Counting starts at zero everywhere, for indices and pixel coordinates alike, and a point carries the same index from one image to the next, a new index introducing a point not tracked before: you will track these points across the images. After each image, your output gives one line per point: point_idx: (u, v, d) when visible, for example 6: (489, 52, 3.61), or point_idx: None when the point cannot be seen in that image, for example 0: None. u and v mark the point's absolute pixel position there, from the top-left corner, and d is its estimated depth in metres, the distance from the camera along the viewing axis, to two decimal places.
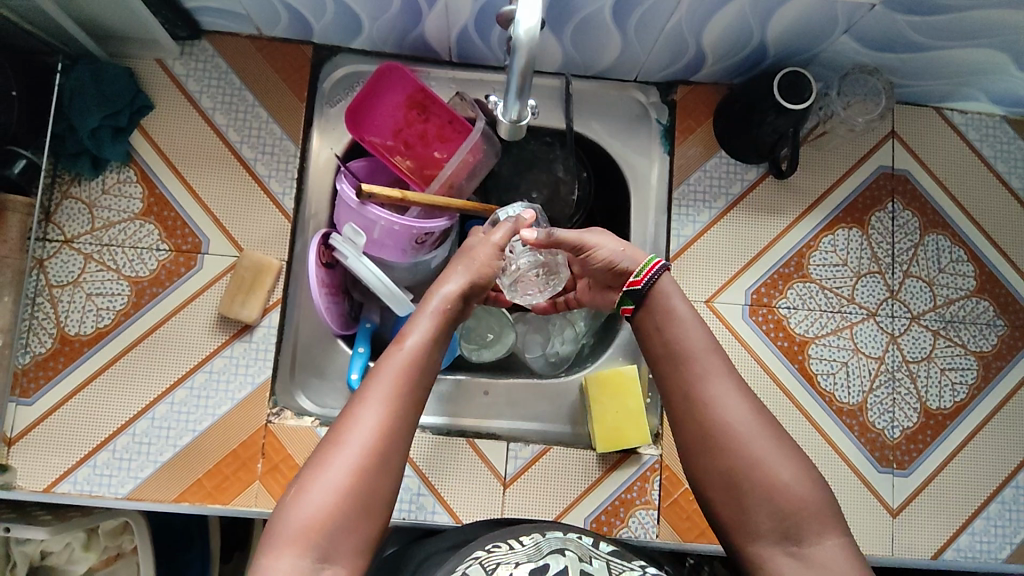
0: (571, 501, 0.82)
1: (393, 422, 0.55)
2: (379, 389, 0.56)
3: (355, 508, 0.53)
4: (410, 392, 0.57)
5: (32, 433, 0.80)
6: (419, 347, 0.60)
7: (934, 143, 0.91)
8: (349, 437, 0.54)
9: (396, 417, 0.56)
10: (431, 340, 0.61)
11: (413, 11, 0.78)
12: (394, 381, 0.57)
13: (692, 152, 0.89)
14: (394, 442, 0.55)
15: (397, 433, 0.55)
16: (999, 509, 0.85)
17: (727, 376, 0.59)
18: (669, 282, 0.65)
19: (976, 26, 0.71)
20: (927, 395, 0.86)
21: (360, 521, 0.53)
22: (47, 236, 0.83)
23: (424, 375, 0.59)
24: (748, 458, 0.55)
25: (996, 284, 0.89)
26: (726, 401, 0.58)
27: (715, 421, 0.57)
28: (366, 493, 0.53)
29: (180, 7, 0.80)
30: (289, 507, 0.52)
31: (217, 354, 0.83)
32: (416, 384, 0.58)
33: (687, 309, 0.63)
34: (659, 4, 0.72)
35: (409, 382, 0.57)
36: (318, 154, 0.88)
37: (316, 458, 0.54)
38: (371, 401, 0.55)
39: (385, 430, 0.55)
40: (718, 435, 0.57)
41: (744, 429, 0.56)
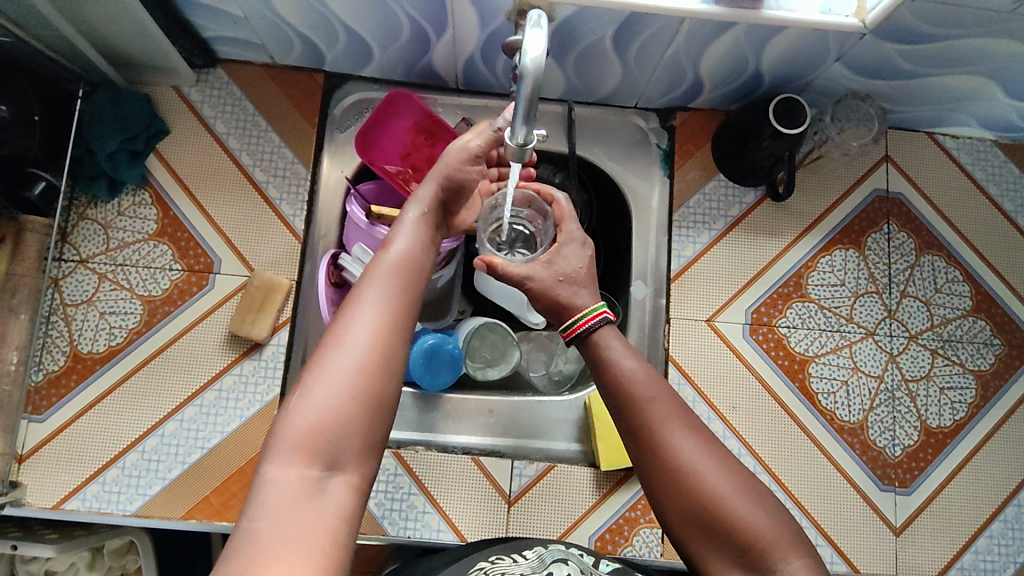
0: (576, 520, 0.83)
1: (393, 312, 0.53)
2: (374, 281, 0.54)
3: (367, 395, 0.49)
4: (407, 283, 0.56)
5: (43, 450, 0.81)
6: (405, 250, 0.59)
7: (927, 167, 0.93)
8: (347, 327, 0.51)
9: (395, 311, 0.53)
10: (416, 245, 0.60)
11: (422, 40, 0.81)
12: (390, 273, 0.55)
13: (691, 176, 0.92)
14: (398, 329, 0.52)
15: (398, 319, 0.53)
16: (1002, 527, 0.85)
17: (670, 418, 0.59)
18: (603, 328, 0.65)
19: (964, 54, 0.74)
20: (927, 414, 0.87)
21: (369, 422, 0.49)
22: (63, 256, 0.85)
23: (416, 272, 0.57)
24: (704, 499, 0.55)
25: (992, 303, 0.91)
26: (672, 445, 0.58)
27: (670, 468, 0.57)
28: (370, 393, 0.49)
29: (197, 36, 0.84)
30: (290, 413, 0.48)
31: (226, 372, 0.84)
32: (409, 279, 0.56)
33: (627, 354, 0.63)
34: (658, 34, 0.75)
35: (403, 278, 0.56)
36: (328, 176, 0.92)
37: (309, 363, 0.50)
38: (368, 297, 0.53)
39: (386, 319, 0.52)
40: (675, 481, 0.57)
41: (695, 471, 0.56)
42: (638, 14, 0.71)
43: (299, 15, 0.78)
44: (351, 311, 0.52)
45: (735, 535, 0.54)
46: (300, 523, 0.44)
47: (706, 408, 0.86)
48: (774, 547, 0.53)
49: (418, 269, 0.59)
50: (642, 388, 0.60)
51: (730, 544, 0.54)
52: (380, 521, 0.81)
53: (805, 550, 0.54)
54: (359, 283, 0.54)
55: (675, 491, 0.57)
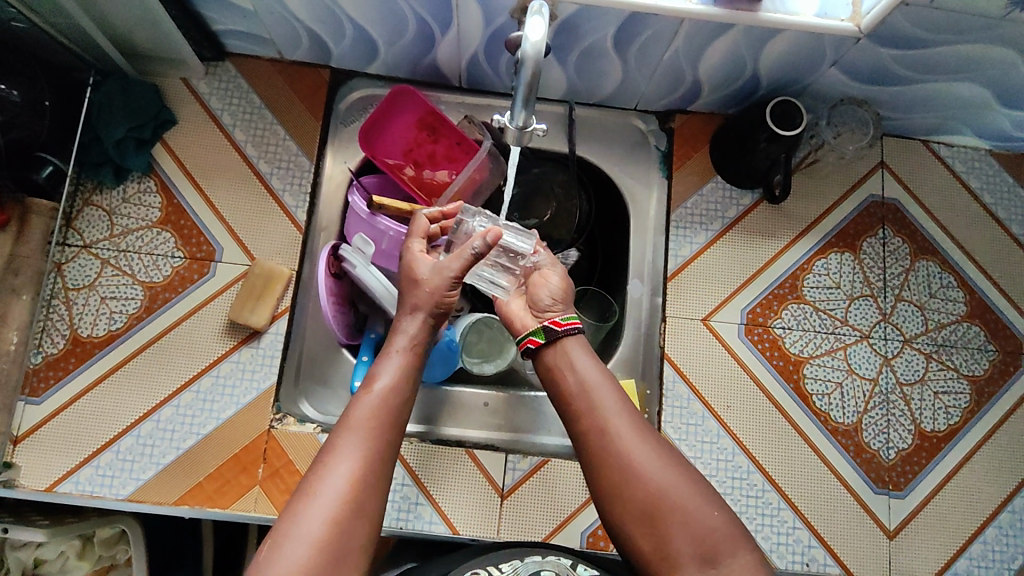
0: (568, 517, 0.83)
1: (366, 482, 0.58)
2: (349, 437, 0.60)
3: (338, 563, 0.54)
4: (380, 438, 0.61)
5: (40, 431, 0.82)
6: (388, 388, 0.65)
7: (922, 175, 0.95)
8: (322, 488, 0.56)
9: (367, 474, 0.58)
10: (400, 377, 0.66)
11: (427, 38, 0.83)
12: (365, 428, 0.61)
13: (690, 178, 0.93)
14: (367, 511, 0.57)
15: (369, 488, 0.58)
16: (996, 534, 0.85)
17: (631, 425, 0.64)
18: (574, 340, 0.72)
19: (958, 61, 0.76)
20: (921, 417, 0.88)
21: (345, 528, 0.56)
22: (67, 241, 0.85)
23: (393, 418, 0.63)
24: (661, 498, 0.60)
25: (986, 310, 0.91)
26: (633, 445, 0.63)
27: (622, 466, 0.62)
28: (353, 528, 0.56)
29: (207, 28, 0.86)
30: (268, 560, 0.53)
31: (224, 359, 0.85)
32: (388, 429, 0.62)
33: (587, 362, 0.69)
34: (658, 34, 0.76)
35: (379, 432, 0.61)
36: (332, 171, 0.92)
37: (311, 467, 0.59)
38: (350, 441, 0.60)
39: (358, 496, 0.57)
40: (626, 483, 0.61)
41: (650, 475, 0.61)
42: (638, 14, 0.73)
43: (307, 9, 0.79)
44: (334, 455, 0.59)
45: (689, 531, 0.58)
46: None
47: (700, 406, 0.86)
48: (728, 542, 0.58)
49: (399, 406, 0.64)
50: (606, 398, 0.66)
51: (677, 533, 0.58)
52: None
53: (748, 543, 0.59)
54: (338, 435, 0.61)
55: (627, 496, 0.61)
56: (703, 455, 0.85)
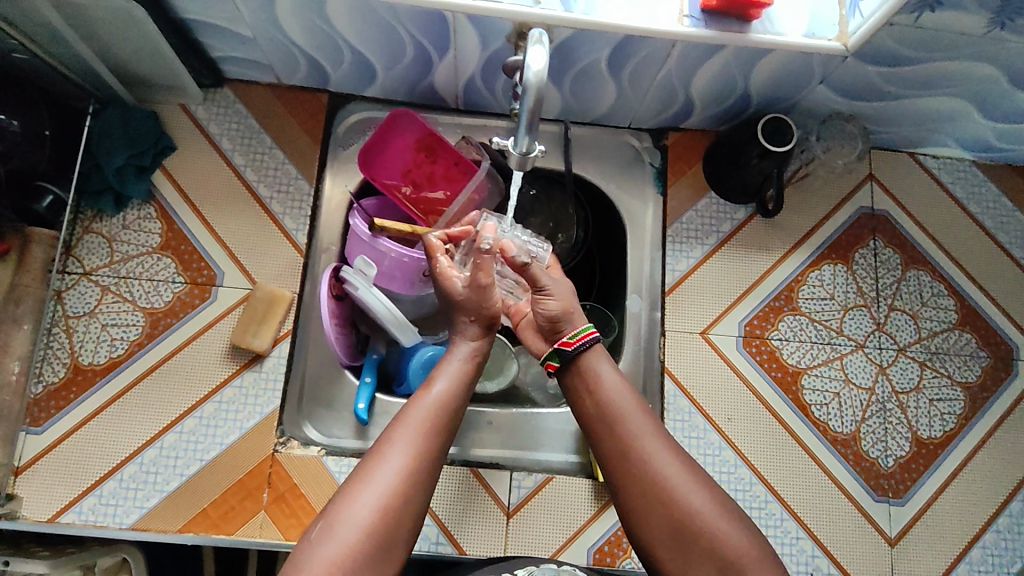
0: (574, 533, 0.83)
1: (416, 481, 0.61)
2: (405, 433, 0.63)
3: (381, 551, 0.58)
4: (433, 437, 0.64)
5: (41, 461, 0.81)
6: (446, 397, 0.68)
7: (909, 186, 0.97)
8: (376, 478, 0.60)
9: (420, 471, 0.62)
10: (456, 385, 0.70)
11: (424, 61, 0.84)
12: (422, 427, 0.64)
13: (684, 194, 0.95)
14: (414, 506, 0.60)
15: (419, 485, 0.61)
16: (995, 538, 0.86)
17: (656, 436, 0.66)
18: (598, 351, 0.73)
19: (941, 76, 0.78)
20: (917, 425, 0.89)
21: (394, 518, 0.59)
22: (67, 269, 0.86)
23: (446, 424, 0.66)
24: (682, 514, 0.61)
25: (977, 317, 0.93)
26: (659, 459, 0.64)
27: (649, 481, 0.64)
28: (398, 523, 0.59)
29: (206, 56, 0.86)
30: (315, 543, 0.57)
31: (227, 384, 0.85)
32: (441, 431, 0.65)
33: (611, 372, 0.71)
34: (651, 55, 0.78)
35: (433, 436, 0.64)
36: (331, 193, 0.93)
37: (368, 456, 0.62)
38: (405, 439, 0.63)
39: (408, 490, 0.60)
40: (660, 500, 0.63)
41: (676, 487, 0.63)
42: (632, 36, 0.75)
43: (306, 36, 0.81)
44: (390, 449, 0.62)
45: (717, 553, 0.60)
46: None
47: (702, 419, 0.87)
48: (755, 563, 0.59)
49: (454, 414, 0.68)
50: (626, 409, 0.68)
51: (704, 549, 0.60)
52: None
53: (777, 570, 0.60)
54: (393, 431, 0.64)
55: (656, 503, 0.63)
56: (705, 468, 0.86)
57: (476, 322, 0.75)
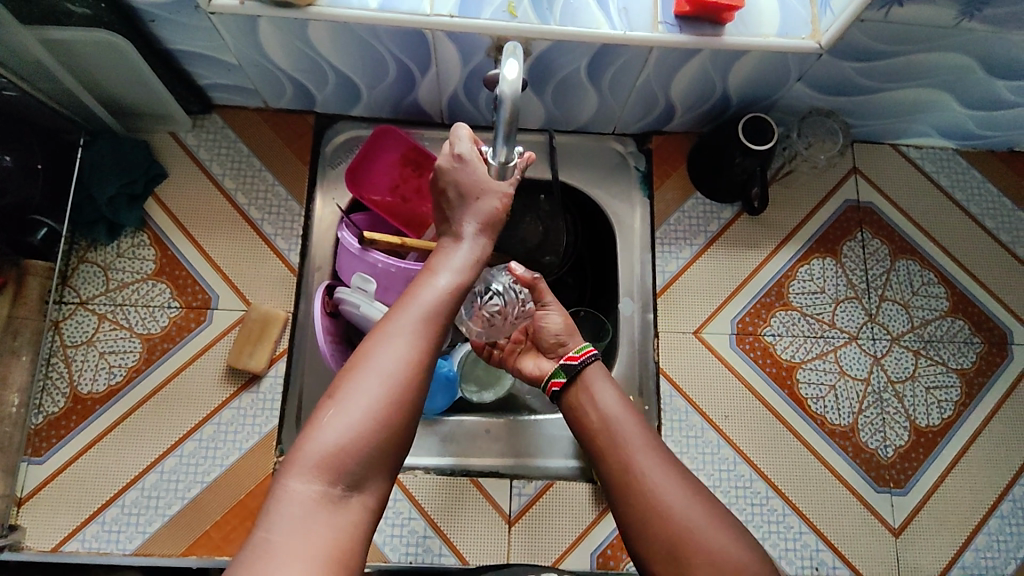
0: (576, 538, 0.83)
1: (423, 363, 0.55)
2: (404, 321, 0.57)
3: (386, 442, 0.52)
4: (435, 326, 0.58)
5: (43, 491, 0.82)
6: (453, 283, 0.61)
7: (894, 177, 0.98)
8: (375, 365, 0.54)
9: (424, 355, 0.56)
10: (465, 275, 0.63)
11: (407, 79, 0.86)
12: (425, 317, 0.58)
13: (670, 196, 0.96)
14: (419, 391, 0.55)
15: (424, 368, 0.55)
16: (999, 524, 0.86)
17: (657, 452, 0.64)
18: (599, 367, 0.73)
19: (915, 68, 0.79)
20: (915, 413, 0.89)
21: (405, 406, 0.53)
22: (63, 299, 0.87)
23: (447, 314, 0.60)
24: (681, 531, 0.59)
25: (968, 304, 0.94)
26: (660, 477, 0.62)
27: (649, 497, 0.61)
28: (407, 414, 0.53)
29: (193, 84, 0.88)
30: (310, 432, 0.51)
31: (225, 406, 0.86)
32: (444, 321, 0.59)
33: (613, 391, 0.70)
34: (629, 62, 0.79)
35: (436, 324, 0.58)
36: (322, 212, 0.94)
37: (366, 340, 0.56)
38: (406, 325, 0.56)
39: (413, 376, 0.54)
40: (660, 517, 0.60)
41: (677, 502, 0.60)
42: (608, 45, 0.76)
43: (289, 60, 0.82)
44: (390, 333, 0.56)
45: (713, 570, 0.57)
46: (313, 529, 0.48)
47: (699, 418, 0.88)
48: None
49: (456, 303, 0.61)
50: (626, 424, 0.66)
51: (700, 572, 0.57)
52: (381, 548, 0.82)
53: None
54: (393, 316, 0.57)
55: (656, 520, 0.60)
56: (705, 467, 0.86)
57: (485, 223, 0.67)
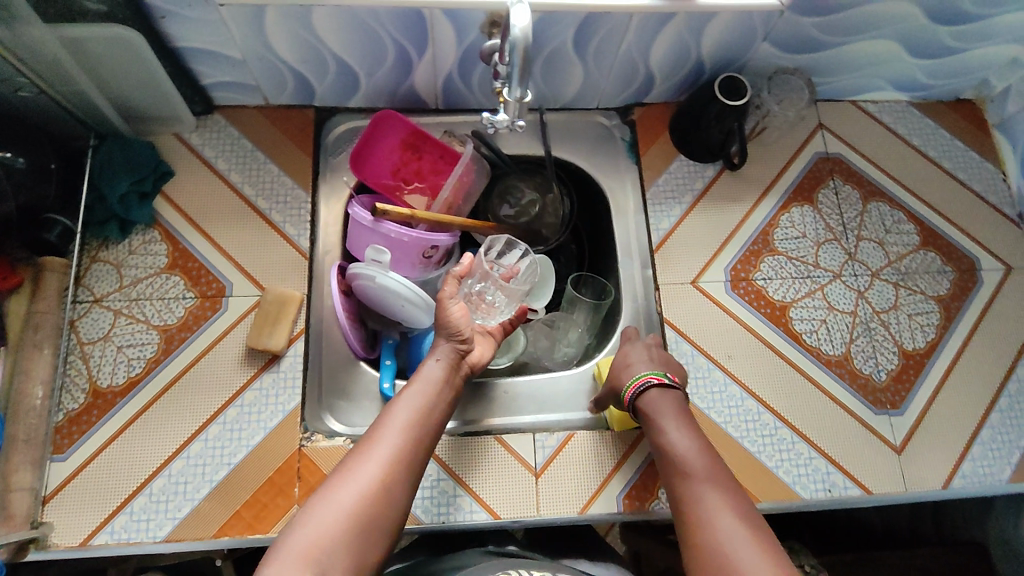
0: (602, 482, 0.86)
1: (396, 471, 0.68)
2: (385, 434, 0.70)
3: (360, 538, 0.63)
4: (411, 441, 0.71)
5: (69, 487, 0.81)
6: (424, 400, 0.75)
7: (856, 129, 1.06)
8: (354, 476, 0.66)
9: (400, 472, 0.68)
10: (433, 392, 0.76)
11: (404, 64, 0.91)
12: (402, 433, 0.71)
13: (656, 159, 1.01)
14: (390, 502, 0.66)
15: (396, 479, 0.67)
16: (990, 434, 0.92)
17: (721, 497, 0.69)
18: (669, 405, 0.79)
19: (867, 20, 0.88)
20: (902, 339, 0.95)
21: (375, 510, 0.65)
22: (78, 298, 0.88)
23: (422, 430, 0.72)
24: (734, 575, 0.61)
25: (938, 237, 1.01)
26: (719, 520, 0.67)
27: (708, 543, 0.65)
28: (378, 513, 0.65)
29: (196, 83, 0.91)
30: (295, 531, 0.62)
31: (247, 387, 0.87)
32: (419, 434, 0.72)
33: (685, 438, 0.75)
34: (611, 32, 0.86)
35: (412, 440, 0.71)
36: (327, 199, 0.98)
37: (353, 454, 0.69)
38: (384, 441, 0.70)
39: (387, 486, 0.66)
40: (716, 561, 0.63)
41: (733, 546, 0.64)
42: (593, 14, 0.83)
43: (293, 51, 0.86)
44: (373, 449, 0.69)
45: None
46: None
47: (705, 360, 0.92)
48: None
49: (433, 425, 0.74)
50: (699, 469, 0.72)
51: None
52: (413, 510, 0.83)
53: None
54: (375, 433, 0.71)
55: (712, 565, 0.64)
56: (716, 405, 0.90)
57: (453, 337, 0.81)
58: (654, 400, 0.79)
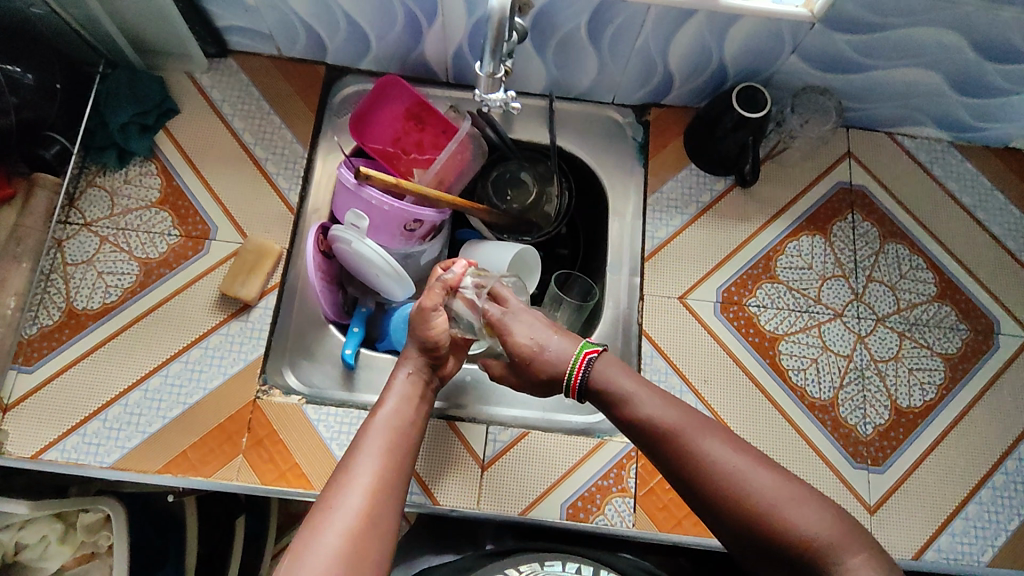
0: (549, 487, 0.84)
1: (382, 493, 0.61)
2: (364, 454, 0.64)
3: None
4: (394, 455, 0.65)
5: (30, 399, 0.83)
6: (398, 410, 0.70)
7: (887, 163, 0.99)
8: (339, 502, 0.59)
9: (385, 490, 0.62)
10: (408, 400, 0.72)
11: (414, 30, 0.89)
12: (381, 446, 0.65)
13: (665, 165, 0.97)
14: (386, 526, 0.60)
15: (385, 498, 0.61)
16: (977, 510, 0.85)
17: (712, 433, 0.62)
18: (608, 361, 0.71)
19: (908, 45, 0.82)
20: (897, 394, 0.89)
21: (370, 538, 0.58)
22: (68, 220, 0.90)
23: (402, 441, 0.67)
24: (753, 507, 0.57)
25: (956, 291, 0.94)
26: (717, 456, 0.60)
27: (715, 482, 0.59)
28: (372, 542, 0.58)
29: (211, 24, 0.92)
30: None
31: (213, 331, 0.88)
32: (397, 447, 0.66)
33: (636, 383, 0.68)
34: (628, 22, 0.82)
35: (393, 454, 0.65)
36: (324, 159, 0.97)
37: (334, 482, 0.62)
38: (364, 460, 0.63)
39: (376, 510, 0.60)
40: (730, 497, 0.58)
41: (741, 476, 0.59)
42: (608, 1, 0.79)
43: (304, 4, 0.86)
44: (353, 469, 0.62)
45: (789, 539, 0.56)
46: None
47: (678, 380, 0.88)
48: (836, 541, 0.55)
49: (407, 433, 0.69)
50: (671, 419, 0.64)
51: (785, 550, 0.56)
52: None
53: (859, 543, 0.55)
54: (352, 455, 0.64)
55: (724, 502, 0.59)
56: None
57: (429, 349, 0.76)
58: (606, 364, 0.70)
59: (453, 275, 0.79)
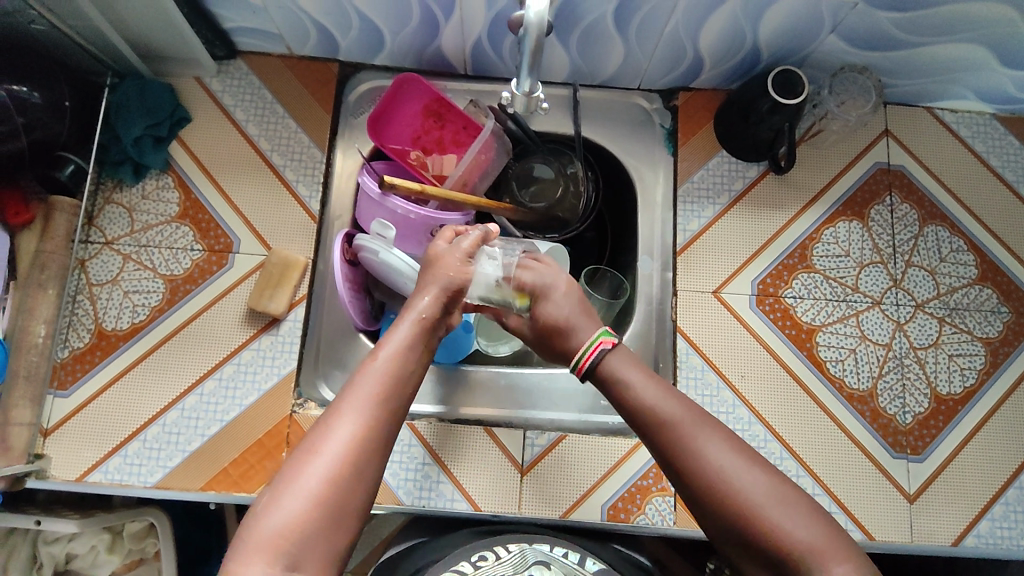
0: (589, 489, 0.84)
1: (368, 442, 0.57)
2: (355, 398, 0.59)
3: (328, 526, 0.53)
4: (388, 401, 0.60)
5: (68, 423, 0.84)
6: (398, 353, 0.63)
7: (927, 141, 0.95)
8: (325, 446, 0.56)
9: (372, 439, 0.57)
10: (408, 343, 0.64)
11: (431, 25, 0.85)
12: (373, 392, 0.59)
13: (695, 153, 0.94)
14: (365, 478, 0.56)
15: (369, 447, 0.57)
16: (1019, 494, 0.85)
17: (712, 432, 0.60)
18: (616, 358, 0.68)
19: (955, 20, 0.77)
20: (936, 381, 0.88)
21: (350, 489, 0.55)
22: (90, 239, 0.88)
23: (400, 387, 0.61)
24: (744, 512, 0.56)
25: (998, 272, 0.91)
26: (714, 456, 0.58)
27: (709, 482, 0.58)
28: (348, 493, 0.55)
29: (218, 27, 0.88)
30: (258, 516, 0.53)
31: (245, 347, 0.87)
32: (394, 393, 0.60)
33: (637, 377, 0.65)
34: (657, 8, 0.78)
35: (387, 400, 0.60)
36: (343, 161, 0.94)
37: (321, 420, 0.58)
38: (355, 404, 0.58)
39: (358, 459, 0.56)
40: (724, 499, 0.57)
41: (739, 481, 0.57)
42: None
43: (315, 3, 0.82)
44: (343, 411, 0.58)
45: (776, 547, 0.55)
46: None
47: (715, 377, 0.87)
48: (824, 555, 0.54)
49: (407, 378, 0.62)
50: (666, 411, 0.62)
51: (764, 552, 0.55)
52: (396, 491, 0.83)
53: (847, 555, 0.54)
54: (345, 396, 0.60)
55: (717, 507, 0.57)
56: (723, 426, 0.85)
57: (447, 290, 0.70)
58: (612, 357, 0.68)
59: (484, 232, 0.78)
